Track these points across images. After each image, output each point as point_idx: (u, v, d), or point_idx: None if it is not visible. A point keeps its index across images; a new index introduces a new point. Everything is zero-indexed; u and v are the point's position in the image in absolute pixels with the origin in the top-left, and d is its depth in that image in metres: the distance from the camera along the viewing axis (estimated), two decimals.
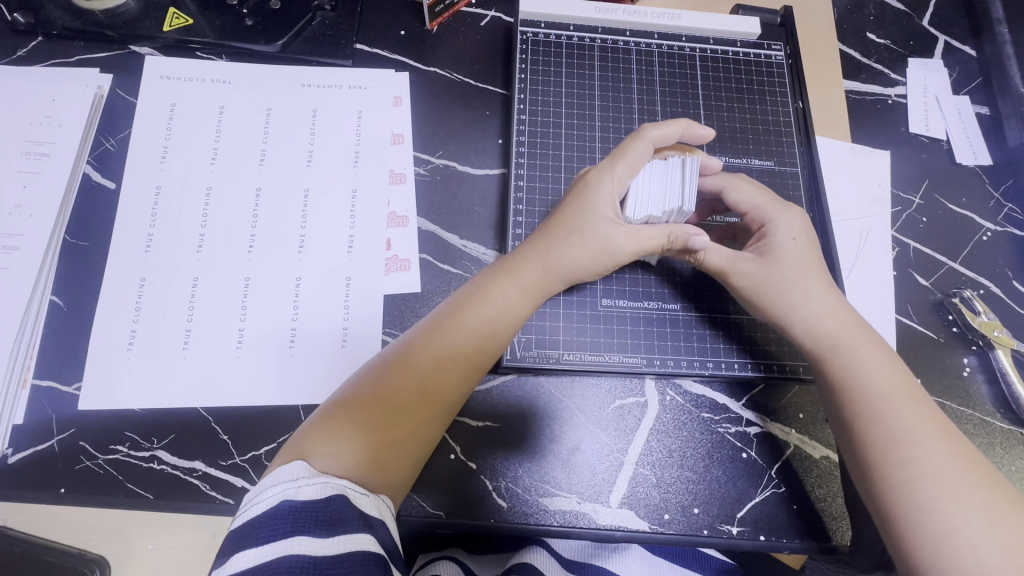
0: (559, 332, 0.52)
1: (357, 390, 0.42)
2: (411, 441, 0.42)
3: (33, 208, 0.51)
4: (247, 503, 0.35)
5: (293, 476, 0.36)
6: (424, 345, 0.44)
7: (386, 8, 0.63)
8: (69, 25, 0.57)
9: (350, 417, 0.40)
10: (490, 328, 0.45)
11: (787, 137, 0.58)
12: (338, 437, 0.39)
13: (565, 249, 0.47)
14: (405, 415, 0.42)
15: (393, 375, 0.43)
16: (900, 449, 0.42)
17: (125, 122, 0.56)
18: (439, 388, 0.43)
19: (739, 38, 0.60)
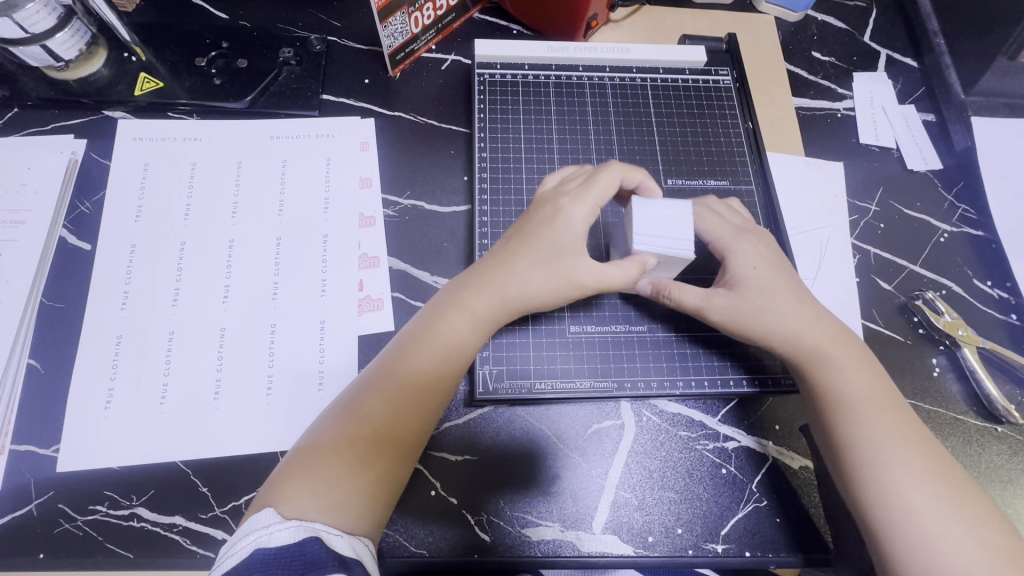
0: (529, 361, 0.53)
1: (322, 431, 0.43)
2: (379, 478, 0.42)
3: (10, 274, 0.52)
4: (226, 551, 0.36)
5: (266, 523, 0.37)
6: (385, 382, 0.45)
7: (350, 59, 0.65)
8: (44, 96, 0.59)
9: (317, 460, 0.41)
10: (446, 359, 0.46)
11: (741, 156, 0.60)
12: (307, 481, 0.40)
13: (520, 277, 0.47)
14: (371, 453, 0.42)
15: (355, 415, 0.44)
16: (875, 455, 0.43)
17: (100, 184, 0.58)
18: (401, 424, 0.44)
19: (687, 66, 0.63)
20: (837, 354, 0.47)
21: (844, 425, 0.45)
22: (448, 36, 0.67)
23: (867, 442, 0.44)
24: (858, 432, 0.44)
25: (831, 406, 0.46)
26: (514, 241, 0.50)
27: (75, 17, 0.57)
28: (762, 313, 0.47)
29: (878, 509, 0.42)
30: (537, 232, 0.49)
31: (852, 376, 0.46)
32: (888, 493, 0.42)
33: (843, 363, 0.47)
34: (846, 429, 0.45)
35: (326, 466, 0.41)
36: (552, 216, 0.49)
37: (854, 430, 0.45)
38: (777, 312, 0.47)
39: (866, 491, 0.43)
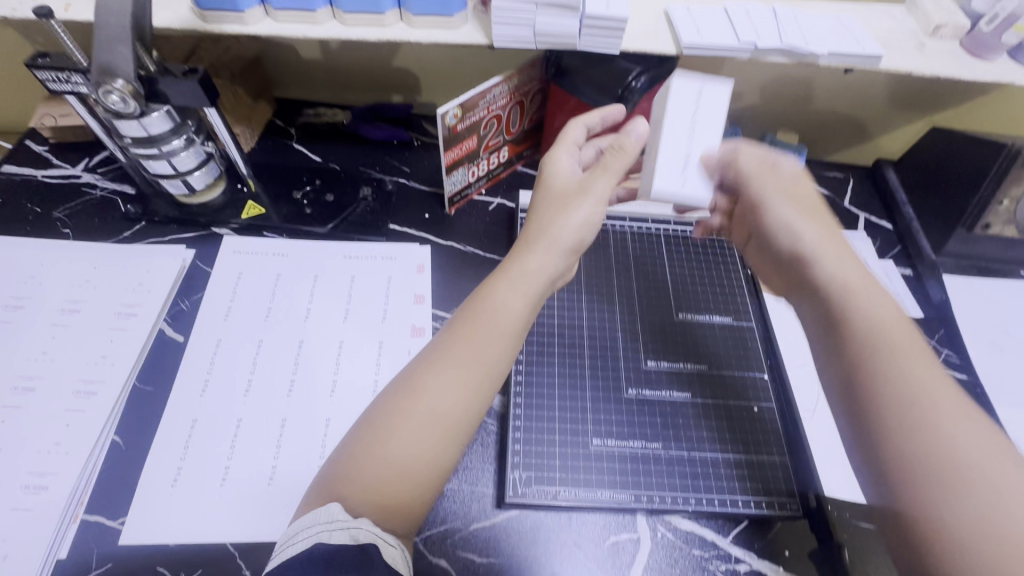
0: (556, 458, 0.57)
1: (370, 428, 0.47)
2: (426, 481, 0.46)
3: (116, 357, 0.61)
4: (289, 543, 0.41)
5: (329, 519, 0.41)
6: (431, 368, 0.48)
7: (416, 198, 0.80)
8: (169, 214, 0.73)
9: (375, 447, 0.45)
10: (488, 333, 0.50)
11: (742, 297, 0.69)
12: (366, 468, 0.45)
13: (556, 237, 0.53)
14: (425, 434, 0.46)
15: (406, 398, 0.47)
16: (901, 388, 0.42)
17: (201, 287, 0.69)
18: (449, 401, 0.47)
19: (694, 219, 0.75)
20: (824, 210, 0.56)
21: (878, 417, 0.42)
22: (495, 183, 0.82)
23: (931, 473, 0.39)
24: (888, 361, 0.43)
25: (850, 334, 0.47)
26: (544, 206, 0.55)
27: (212, 159, 0.71)
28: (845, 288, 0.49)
29: (909, 456, 0.40)
30: (547, 195, 0.55)
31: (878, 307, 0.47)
32: (946, 536, 0.37)
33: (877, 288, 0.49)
34: (859, 347, 0.46)
35: (379, 463, 0.45)
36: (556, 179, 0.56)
37: (892, 456, 0.41)
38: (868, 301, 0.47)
39: (913, 521, 0.39)
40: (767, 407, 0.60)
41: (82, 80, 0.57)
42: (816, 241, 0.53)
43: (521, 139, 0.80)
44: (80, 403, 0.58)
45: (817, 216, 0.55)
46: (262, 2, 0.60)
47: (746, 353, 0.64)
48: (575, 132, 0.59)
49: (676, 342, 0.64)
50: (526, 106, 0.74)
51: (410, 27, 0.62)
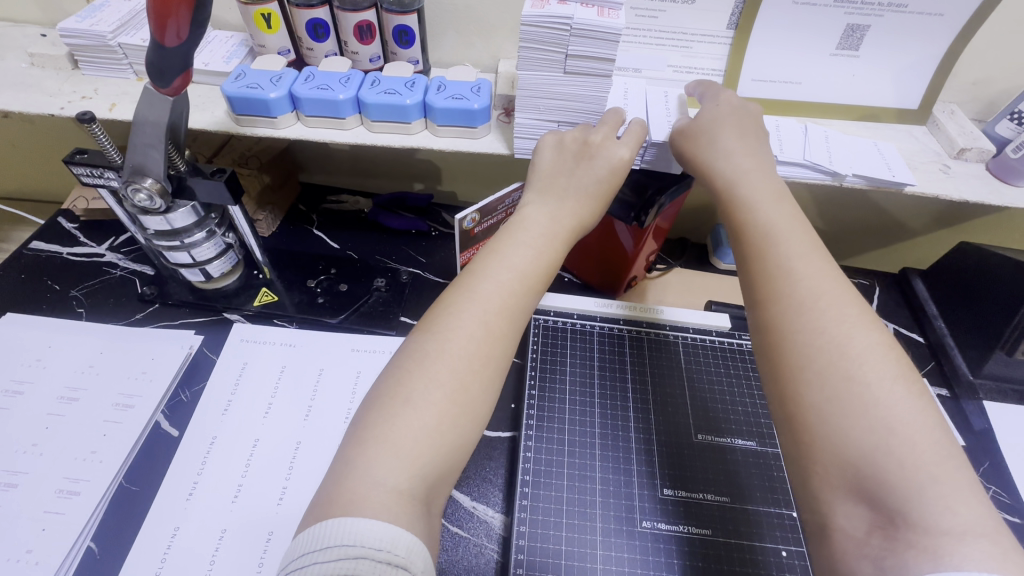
0: (562, 567, 0.52)
1: (379, 397, 0.41)
2: (446, 458, 0.40)
3: (105, 453, 0.59)
4: (319, 554, 0.34)
5: (381, 548, 0.34)
6: (438, 331, 0.43)
7: (428, 289, 0.79)
8: (183, 298, 0.74)
9: (387, 420, 0.39)
10: (507, 285, 0.46)
11: (767, 418, 0.64)
12: (384, 442, 0.38)
13: (553, 221, 0.51)
14: (449, 400, 0.41)
15: (417, 364, 0.42)
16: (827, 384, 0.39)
17: (203, 377, 0.67)
18: (471, 360, 0.43)
19: (713, 328, 0.72)
20: (787, 224, 0.47)
21: (802, 394, 0.39)
22: None
23: (863, 452, 0.36)
24: (860, 395, 0.37)
25: (779, 333, 0.42)
26: (543, 194, 0.53)
27: (231, 249, 0.72)
28: (814, 318, 0.41)
29: (850, 463, 0.36)
30: (544, 182, 0.54)
31: (844, 339, 0.40)
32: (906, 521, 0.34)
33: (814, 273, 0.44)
34: (792, 354, 0.41)
35: (402, 417, 0.39)
36: (575, 165, 0.54)
37: (826, 444, 0.38)
38: (841, 334, 0.40)
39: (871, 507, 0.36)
40: (795, 553, 0.54)
41: (114, 176, 0.59)
42: (757, 224, 0.48)
43: None
44: (61, 504, 0.55)
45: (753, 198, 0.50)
46: (294, 109, 0.62)
47: (772, 486, 0.59)
48: (605, 133, 0.55)
49: (695, 467, 0.60)
50: None
51: (435, 136, 0.64)
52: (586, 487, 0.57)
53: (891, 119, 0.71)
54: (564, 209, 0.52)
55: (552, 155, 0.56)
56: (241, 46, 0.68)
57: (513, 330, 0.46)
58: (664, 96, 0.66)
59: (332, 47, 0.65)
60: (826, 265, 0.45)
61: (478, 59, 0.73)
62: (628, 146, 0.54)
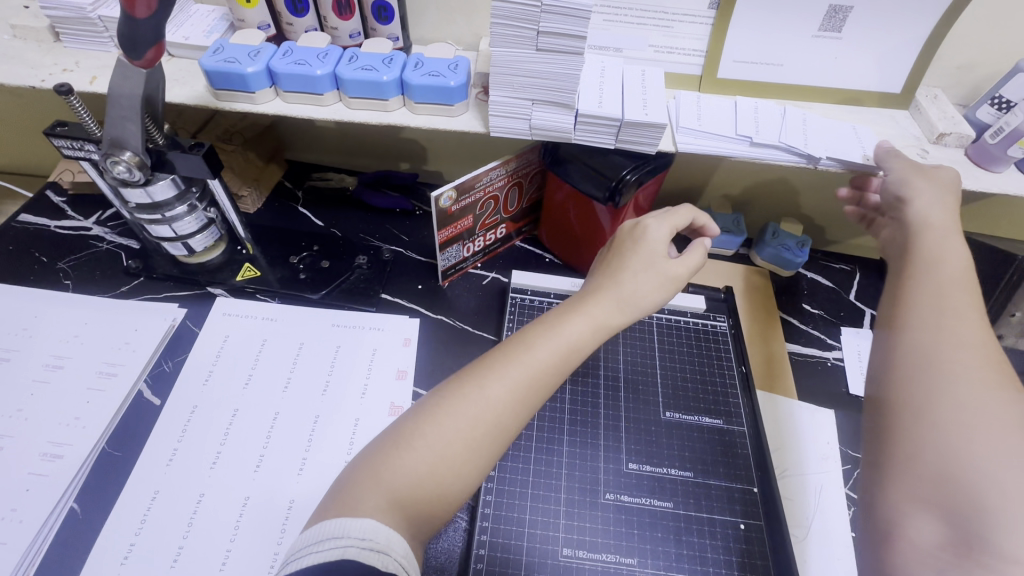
0: (525, 536, 0.54)
1: (411, 424, 0.45)
2: (440, 493, 0.44)
3: (89, 419, 0.60)
4: (320, 543, 0.39)
5: (366, 536, 0.39)
6: (483, 375, 0.47)
7: (410, 268, 0.80)
8: (168, 272, 0.75)
9: (407, 445, 0.44)
10: (559, 351, 0.48)
11: (735, 398, 0.65)
12: (400, 465, 0.43)
13: (628, 282, 0.51)
14: (469, 440, 0.45)
15: (452, 402, 0.46)
16: (928, 410, 0.40)
17: (185, 349, 0.69)
18: (504, 413, 0.46)
19: (688, 310, 0.73)
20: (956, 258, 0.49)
21: (907, 409, 0.41)
22: (492, 257, 0.83)
23: (951, 469, 0.37)
24: (953, 418, 0.39)
25: (920, 352, 0.43)
26: (610, 261, 0.53)
27: (213, 224, 0.73)
28: (935, 344, 0.43)
29: (937, 476, 0.38)
30: (614, 250, 0.54)
31: (961, 364, 0.41)
32: None
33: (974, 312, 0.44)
34: (920, 373, 0.42)
35: (420, 444, 0.44)
36: (635, 234, 0.53)
37: (918, 457, 0.39)
38: (955, 356, 0.41)
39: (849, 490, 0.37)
40: (754, 526, 0.56)
41: (94, 148, 0.59)
42: (943, 264, 0.49)
43: (520, 216, 0.81)
44: (44, 466, 0.57)
45: (936, 247, 0.51)
46: (272, 84, 0.63)
47: (736, 463, 0.60)
48: (667, 223, 0.54)
49: (661, 444, 0.61)
50: (525, 187, 0.75)
51: (412, 114, 0.64)
52: (551, 461, 0.59)
53: (872, 104, 0.71)
54: (627, 274, 0.51)
55: (622, 232, 0.56)
56: (221, 20, 0.68)
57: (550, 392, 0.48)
58: (643, 75, 0.65)
59: (312, 22, 0.66)
60: (927, 294, 0.46)
61: (460, 37, 0.73)
62: (666, 224, 0.54)
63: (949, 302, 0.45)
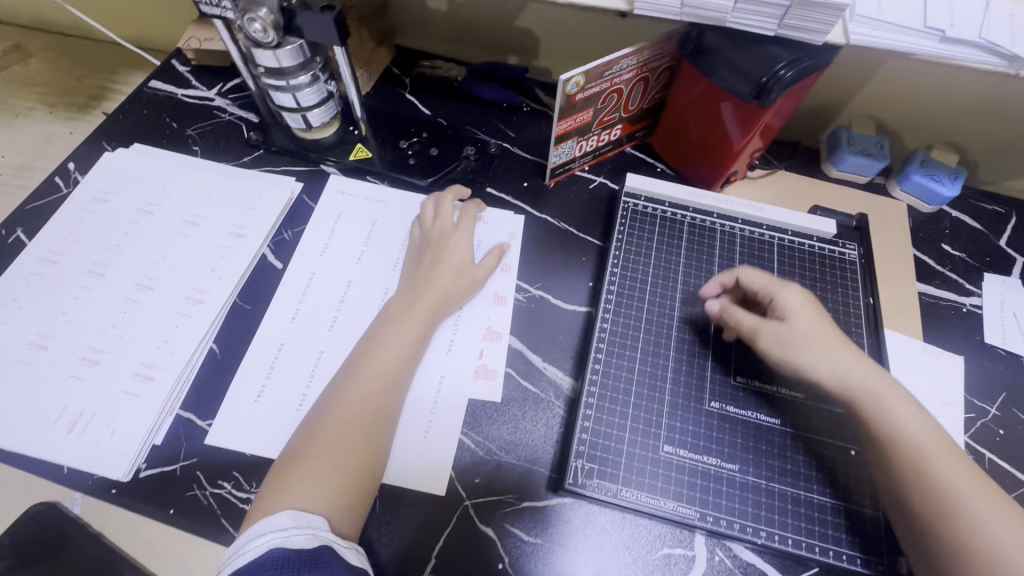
0: (626, 431, 0.55)
1: (315, 424, 0.52)
2: (349, 490, 0.49)
3: (223, 273, 0.65)
4: (247, 541, 0.44)
5: (283, 527, 0.44)
6: (350, 372, 0.55)
7: (516, 164, 0.78)
8: (285, 146, 0.77)
9: (312, 453, 0.49)
10: (406, 342, 0.57)
11: (857, 329, 0.61)
12: (311, 467, 0.49)
13: (448, 281, 0.62)
14: (345, 436, 0.50)
15: (331, 403, 0.53)
16: (969, 532, 0.44)
17: (303, 220, 0.72)
18: (365, 407, 0.52)
19: (815, 233, 0.68)
20: (903, 419, 0.49)
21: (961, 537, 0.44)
22: (600, 161, 0.78)
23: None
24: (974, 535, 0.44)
25: (934, 481, 0.46)
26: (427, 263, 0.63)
27: (331, 99, 0.73)
28: (939, 481, 0.46)
29: None
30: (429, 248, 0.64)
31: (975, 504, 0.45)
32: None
33: (840, 370, 0.51)
34: (943, 497, 0.46)
35: (323, 432, 0.51)
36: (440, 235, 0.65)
37: None
38: (958, 480, 0.46)
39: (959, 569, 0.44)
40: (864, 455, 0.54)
41: (230, 6, 0.57)
42: (879, 403, 0.49)
43: (636, 119, 0.75)
44: (189, 308, 0.62)
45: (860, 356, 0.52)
46: None
47: None
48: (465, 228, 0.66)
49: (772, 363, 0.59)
50: (651, 83, 0.69)
51: None
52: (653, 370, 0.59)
53: None
54: (443, 273, 0.62)
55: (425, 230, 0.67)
56: None
57: (404, 377, 0.56)
58: None
59: None
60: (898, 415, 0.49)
61: None
62: (468, 221, 0.67)
63: (911, 442, 0.48)
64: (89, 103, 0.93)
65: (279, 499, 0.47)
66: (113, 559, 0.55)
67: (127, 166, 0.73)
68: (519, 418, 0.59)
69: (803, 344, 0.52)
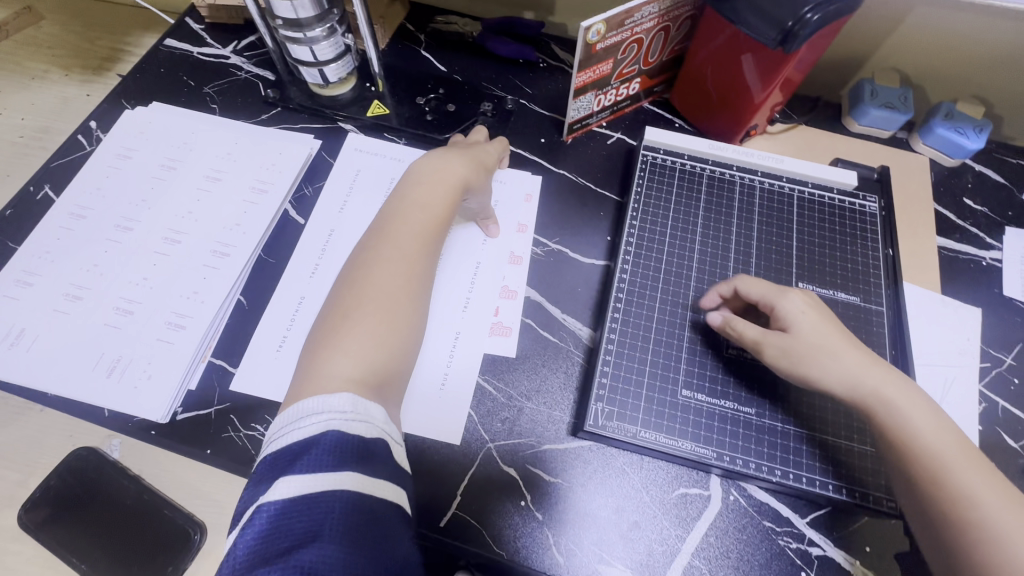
0: (645, 377, 0.57)
1: (346, 309, 0.49)
2: (388, 374, 0.48)
3: (248, 227, 0.66)
4: (296, 426, 0.41)
5: (341, 411, 0.42)
6: (382, 257, 0.52)
7: (532, 120, 0.78)
8: (302, 103, 0.77)
9: (349, 333, 0.48)
10: (435, 232, 0.56)
11: (876, 279, 0.62)
12: (349, 348, 0.47)
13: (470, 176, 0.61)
14: (383, 317, 0.49)
15: (363, 288, 0.51)
16: (977, 527, 0.43)
17: (323, 176, 0.72)
18: (401, 290, 0.51)
19: (836, 186, 0.67)
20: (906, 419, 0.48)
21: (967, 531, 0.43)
22: (618, 116, 0.78)
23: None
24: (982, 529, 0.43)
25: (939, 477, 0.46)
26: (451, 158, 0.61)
27: (348, 53, 0.73)
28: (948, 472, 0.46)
29: None
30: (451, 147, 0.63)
31: (987, 498, 0.44)
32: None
33: (848, 376, 0.50)
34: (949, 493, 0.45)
35: (359, 315, 0.49)
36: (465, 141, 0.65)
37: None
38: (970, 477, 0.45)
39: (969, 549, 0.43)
40: None
41: None
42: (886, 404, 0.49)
43: (656, 72, 0.74)
44: (216, 261, 0.64)
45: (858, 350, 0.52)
46: None
47: (867, 341, 0.58)
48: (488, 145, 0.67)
49: None
50: (671, 33, 0.68)
51: None
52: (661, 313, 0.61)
53: None
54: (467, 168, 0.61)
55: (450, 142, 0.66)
56: None
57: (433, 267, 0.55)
58: None
59: None
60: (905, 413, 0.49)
61: None
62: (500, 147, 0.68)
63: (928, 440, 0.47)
64: (104, 65, 0.93)
65: (318, 385, 0.44)
66: (154, 498, 0.58)
67: (148, 123, 0.73)
68: (541, 367, 0.60)
69: (813, 354, 0.51)
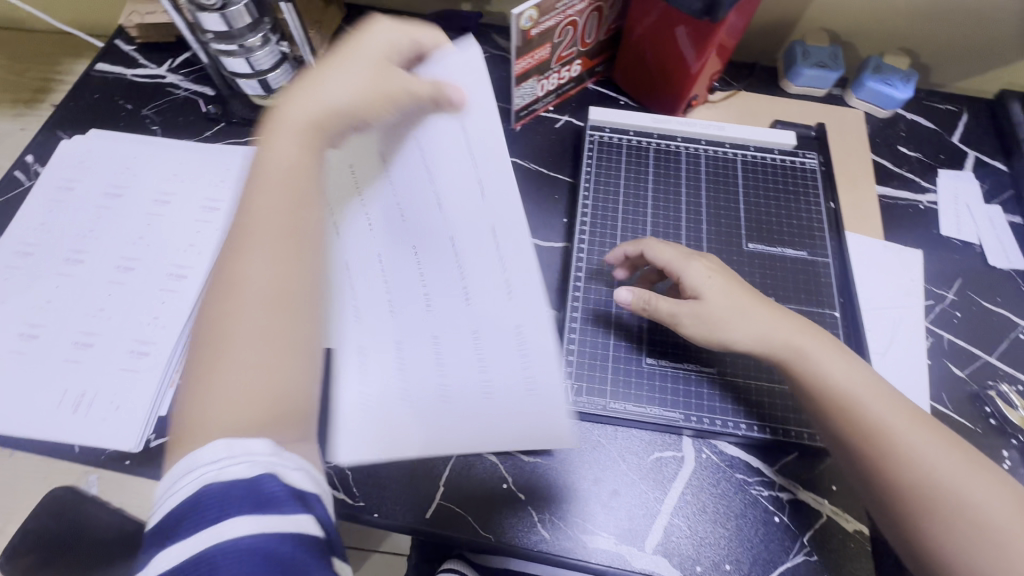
0: (610, 351, 0.60)
1: (209, 329, 0.41)
2: (278, 396, 0.40)
3: (202, 246, 0.66)
4: (168, 489, 0.36)
5: (214, 459, 0.36)
6: (242, 249, 0.43)
7: None
8: (246, 116, 0.76)
9: (224, 358, 0.40)
10: (303, 195, 0.45)
11: (821, 233, 0.65)
12: (226, 375, 0.40)
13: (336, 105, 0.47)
14: (264, 328, 0.41)
15: (223, 298, 0.42)
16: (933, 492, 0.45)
17: None
18: (277, 288, 0.42)
19: (777, 147, 0.70)
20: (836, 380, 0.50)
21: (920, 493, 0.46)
22: (564, 99, 0.79)
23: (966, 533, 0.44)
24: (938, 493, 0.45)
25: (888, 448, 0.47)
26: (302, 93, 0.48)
27: (289, 61, 0.71)
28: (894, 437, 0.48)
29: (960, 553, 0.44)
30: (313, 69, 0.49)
31: (928, 453, 0.47)
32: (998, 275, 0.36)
33: (758, 333, 0.52)
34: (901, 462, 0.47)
35: (227, 335, 0.41)
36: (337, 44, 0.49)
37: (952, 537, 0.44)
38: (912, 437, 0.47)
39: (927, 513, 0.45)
40: None
41: None
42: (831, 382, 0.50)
43: (595, 51, 0.75)
44: (173, 284, 0.63)
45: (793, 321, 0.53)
46: None
47: (816, 292, 0.61)
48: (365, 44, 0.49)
49: (742, 272, 0.62)
50: (605, 13, 0.69)
51: None
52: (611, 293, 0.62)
53: None
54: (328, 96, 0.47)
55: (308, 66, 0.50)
56: None
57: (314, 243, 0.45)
58: None
59: None
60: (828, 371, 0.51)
61: None
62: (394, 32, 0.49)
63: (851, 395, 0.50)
64: (34, 97, 0.90)
65: (195, 432, 0.38)
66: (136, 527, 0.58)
67: (86, 151, 0.71)
68: None
69: (724, 317, 0.53)
